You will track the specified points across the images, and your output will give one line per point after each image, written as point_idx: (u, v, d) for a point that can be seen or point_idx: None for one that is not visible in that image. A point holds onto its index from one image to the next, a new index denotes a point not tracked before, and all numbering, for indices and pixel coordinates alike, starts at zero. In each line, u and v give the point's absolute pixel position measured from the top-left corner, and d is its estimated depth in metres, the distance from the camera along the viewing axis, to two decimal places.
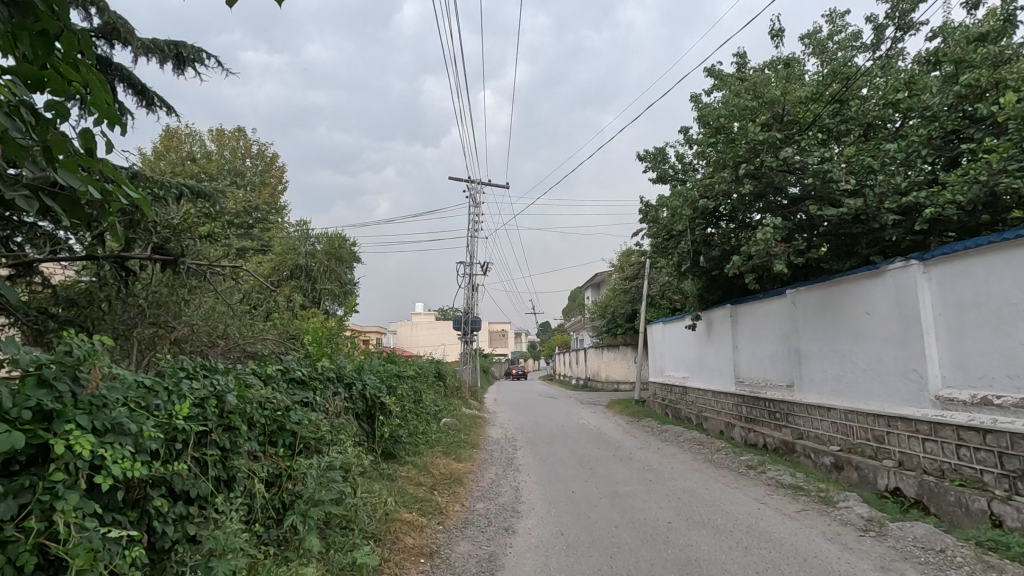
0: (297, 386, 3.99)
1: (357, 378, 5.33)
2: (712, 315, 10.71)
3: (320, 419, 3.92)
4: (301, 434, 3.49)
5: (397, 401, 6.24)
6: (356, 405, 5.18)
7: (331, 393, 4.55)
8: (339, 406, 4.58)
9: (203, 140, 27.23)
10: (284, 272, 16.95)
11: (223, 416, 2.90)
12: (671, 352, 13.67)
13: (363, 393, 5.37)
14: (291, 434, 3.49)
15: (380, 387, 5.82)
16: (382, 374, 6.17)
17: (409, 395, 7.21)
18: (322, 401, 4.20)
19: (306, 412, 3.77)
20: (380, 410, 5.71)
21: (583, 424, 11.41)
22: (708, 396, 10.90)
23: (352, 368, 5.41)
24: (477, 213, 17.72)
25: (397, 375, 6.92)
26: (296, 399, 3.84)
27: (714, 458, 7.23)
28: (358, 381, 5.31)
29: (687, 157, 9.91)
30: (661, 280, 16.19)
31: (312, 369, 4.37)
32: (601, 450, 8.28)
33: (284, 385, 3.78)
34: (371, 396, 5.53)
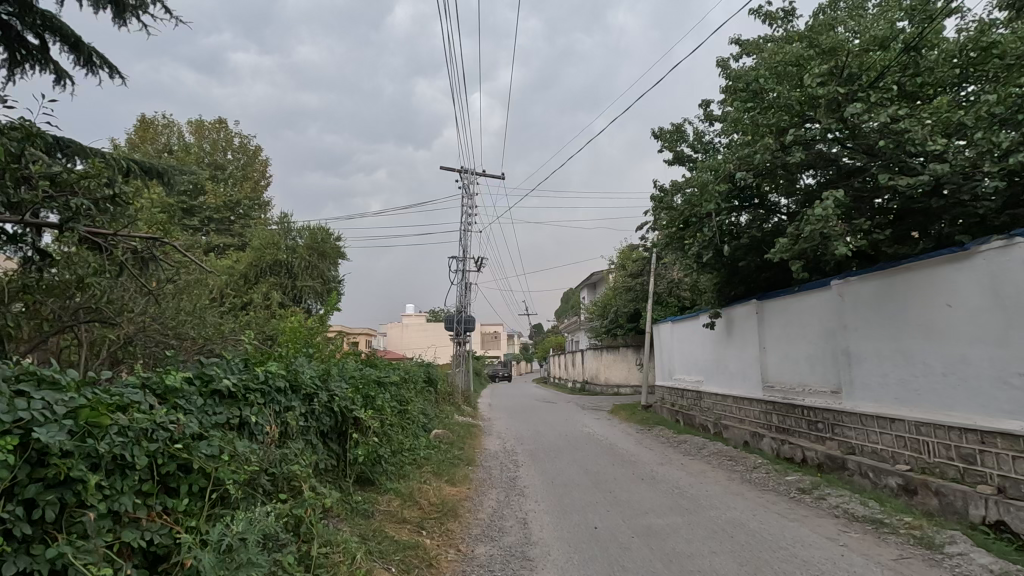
0: (221, 403, 2.96)
1: (323, 388, 4.22)
2: (733, 313, 9.68)
3: (247, 451, 2.89)
4: (217, 474, 2.57)
5: (377, 415, 5.11)
6: (320, 422, 4.05)
7: (279, 410, 3.47)
8: (289, 427, 3.49)
9: (181, 131, 25.90)
10: (261, 268, 15.70)
11: (33, 466, 1.96)
12: (682, 353, 12.63)
13: (332, 406, 4.26)
14: (203, 475, 2.55)
15: (355, 398, 4.69)
16: (359, 382, 5.04)
17: (393, 407, 6.06)
18: (262, 424, 3.17)
19: (230, 441, 2.81)
20: (354, 427, 4.60)
21: (589, 434, 10.30)
22: (729, 402, 9.84)
23: (318, 374, 4.28)
24: (471, 205, 16.59)
25: (378, 383, 5.79)
26: (216, 423, 2.82)
27: (756, 478, 6.12)
28: (324, 392, 4.19)
29: (708, 135, 8.88)
30: (669, 276, 15.13)
31: (250, 376, 3.25)
32: (617, 467, 7.16)
33: (199, 401, 2.77)
34: (343, 410, 4.40)
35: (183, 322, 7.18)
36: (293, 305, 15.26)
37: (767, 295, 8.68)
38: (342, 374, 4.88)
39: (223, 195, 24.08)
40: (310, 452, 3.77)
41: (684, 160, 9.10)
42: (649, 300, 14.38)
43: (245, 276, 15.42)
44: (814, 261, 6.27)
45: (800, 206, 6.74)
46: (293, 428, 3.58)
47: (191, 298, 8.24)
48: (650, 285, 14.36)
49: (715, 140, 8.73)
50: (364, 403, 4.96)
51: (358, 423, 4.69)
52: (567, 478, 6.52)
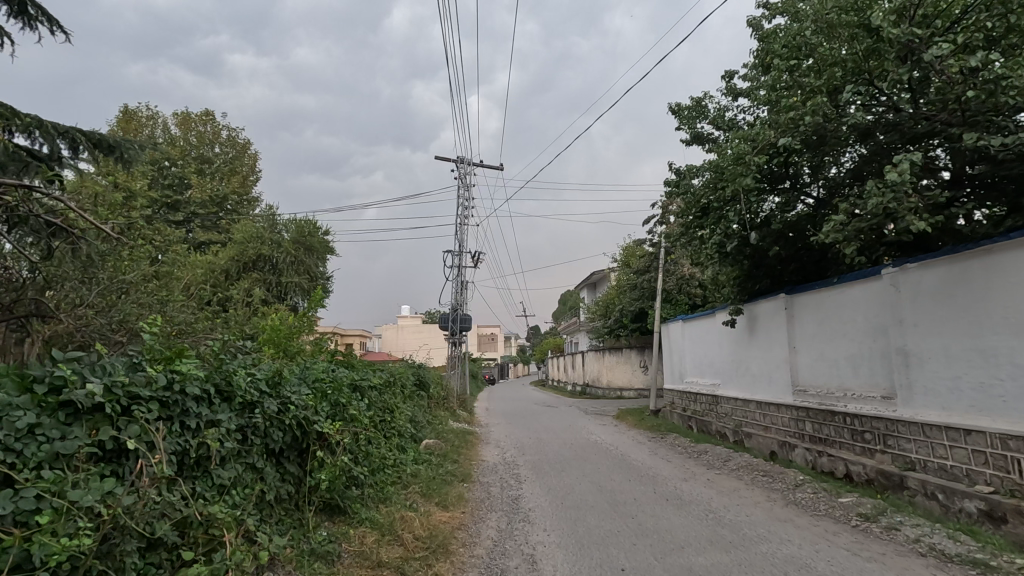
0: (78, 420, 2.26)
1: (272, 395, 3.34)
2: (756, 309, 8.80)
3: (100, 499, 2.15)
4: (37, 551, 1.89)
5: (349, 427, 4.17)
6: (265, 440, 3.18)
7: (191, 427, 2.66)
8: (209, 450, 2.65)
9: (166, 124, 24.90)
10: (244, 263, 14.73)
11: None
12: (694, 354, 11.75)
13: (288, 417, 3.38)
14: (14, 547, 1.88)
15: (319, 407, 3.77)
16: (333, 385, 4.14)
17: (374, 414, 5.12)
18: (154, 442, 2.44)
19: (76, 487, 2.10)
20: (319, 443, 3.70)
21: (597, 443, 9.38)
22: (751, 408, 8.95)
23: (268, 376, 3.37)
24: (468, 197, 15.67)
25: (357, 389, 4.86)
26: (57, 458, 2.12)
27: (803, 498, 5.19)
28: (272, 399, 3.31)
29: (732, 110, 8.03)
30: (679, 272, 14.19)
31: (130, 384, 2.44)
32: (635, 484, 6.24)
33: (26, 427, 2.07)
34: (301, 422, 3.51)
35: (133, 316, 6.25)
36: (277, 303, 14.29)
37: (798, 288, 7.81)
38: (306, 375, 3.96)
39: (210, 189, 23.08)
40: (244, 484, 2.91)
41: (703, 140, 8.26)
42: (658, 298, 13.47)
43: (227, 272, 14.45)
44: (870, 242, 5.37)
45: (848, 181, 5.91)
46: (218, 453, 2.75)
47: (149, 291, 7.28)
48: (659, 281, 13.45)
49: (739, 117, 7.90)
50: (335, 413, 4.05)
51: (323, 437, 3.77)
52: (578, 498, 5.61)
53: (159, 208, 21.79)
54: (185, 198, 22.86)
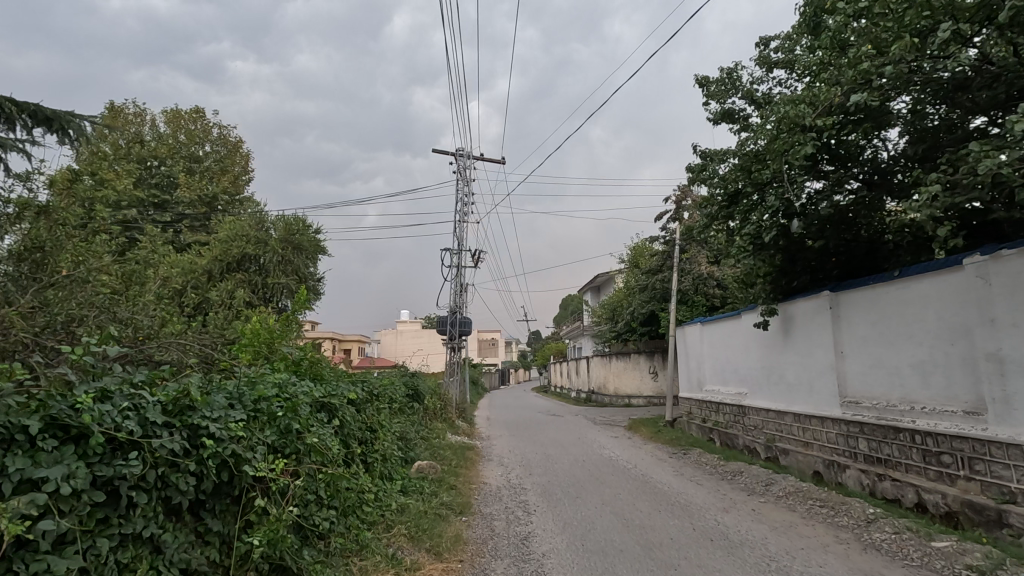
0: None
1: (173, 429, 2.48)
2: (792, 310, 7.81)
3: None
4: None
5: (306, 463, 3.21)
6: (159, 495, 2.36)
7: None
8: (7, 539, 1.78)
9: (154, 121, 23.95)
10: (228, 263, 13.73)
11: None
12: (716, 360, 10.74)
13: (198, 459, 2.55)
14: None
15: (257, 438, 2.87)
16: (284, 405, 3.22)
17: (344, 440, 4.10)
18: None
19: None
20: (257, 489, 2.80)
21: (613, 460, 8.38)
22: (786, 421, 7.94)
23: (169, 400, 2.54)
24: (469, 192, 14.67)
25: (322, 409, 3.88)
26: None
27: (885, 541, 4.17)
28: (174, 434, 2.46)
29: (766, 81, 7.12)
30: (695, 272, 13.16)
31: None
32: (666, 516, 5.22)
33: None
34: (225, 464, 2.66)
35: (68, 318, 5.25)
36: (262, 306, 13.27)
37: (845, 285, 6.82)
38: (242, 392, 3.04)
39: (198, 188, 22.09)
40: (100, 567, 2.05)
41: (734, 116, 7.34)
42: (673, 299, 12.48)
43: (209, 273, 13.47)
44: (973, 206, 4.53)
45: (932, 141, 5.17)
46: (30, 532, 1.87)
47: (101, 289, 6.31)
48: (673, 280, 12.46)
49: (775, 89, 6.99)
50: (285, 444, 3.13)
51: (263, 481, 2.87)
52: (601, 537, 4.60)
53: (145, 208, 20.87)
54: (173, 198, 21.86)
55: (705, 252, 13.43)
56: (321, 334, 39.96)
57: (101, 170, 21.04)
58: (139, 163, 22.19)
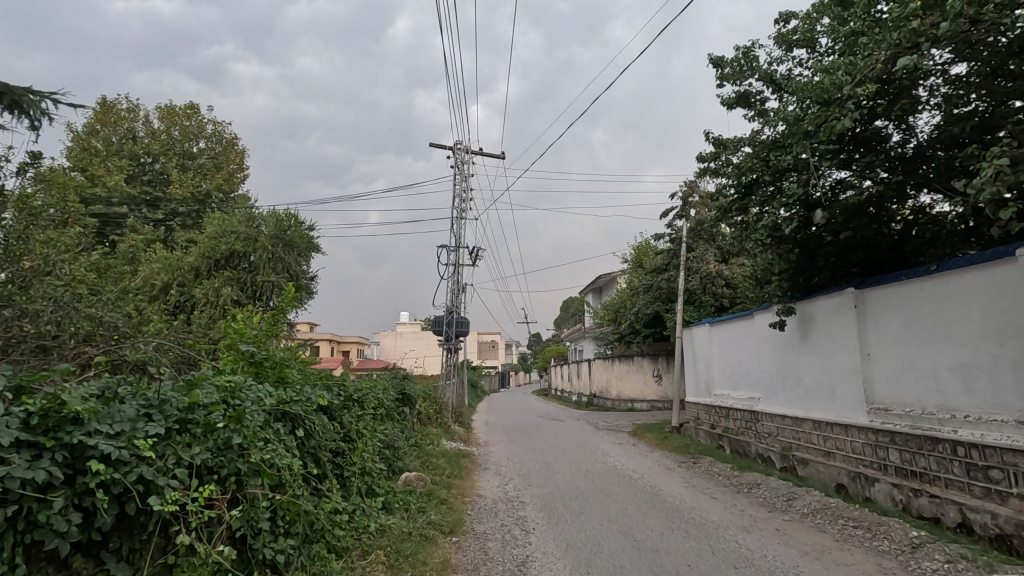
0: None
1: (43, 452, 2.12)
2: (809, 309, 7.26)
3: None
4: None
5: (246, 488, 2.78)
6: (19, 541, 2.00)
7: None
8: None
9: (147, 117, 23.45)
10: (216, 260, 13.22)
11: None
12: (726, 363, 10.19)
13: (82, 490, 2.19)
14: None
15: (172, 461, 2.49)
16: (225, 415, 2.82)
17: (309, 453, 3.54)
18: None
19: None
20: (172, 524, 2.42)
21: (618, 470, 7.84)
22: (805, 429, 7.38)
23: (54, 413, 2.21)
24: (467, 187, 14.14)
25: (280, 417, 3.33)
26: None
27: (937, 572, 3.62)
28: (50, 460, 2.11)
29: (787, 60, 6.59)
30: (703, 271, 12.59)
31: None
32: (678, 536, 4.70)
33: None
34: (125, 497, 2.30)
35: (14, 314, 4.72)
36: (250, 304, 12.74)
37: (872, 281, 6.28)
38: (164, 401, 2.68)
39: (191, 185, 21.59)
40: None
41: (750, 100, 6.81)
42: (679, 299, 11.93)
43: (196, 270, 12.95)
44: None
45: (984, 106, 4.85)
46: None
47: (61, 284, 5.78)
48: (680, 280, 11.92)
49: (796, 70, 6.46)
50: (223, 462, 2.71)
51: (181, 516, 2.48)
52: (609, 562, 4.06)
53: (136, 205, 20.37)
54: (164, 194, 21.37)
55: (713, 250, 12.88)
56: (319, 335, 39.41)
57: (91, 166, 20.55)
58: (131, 159, 21.70)
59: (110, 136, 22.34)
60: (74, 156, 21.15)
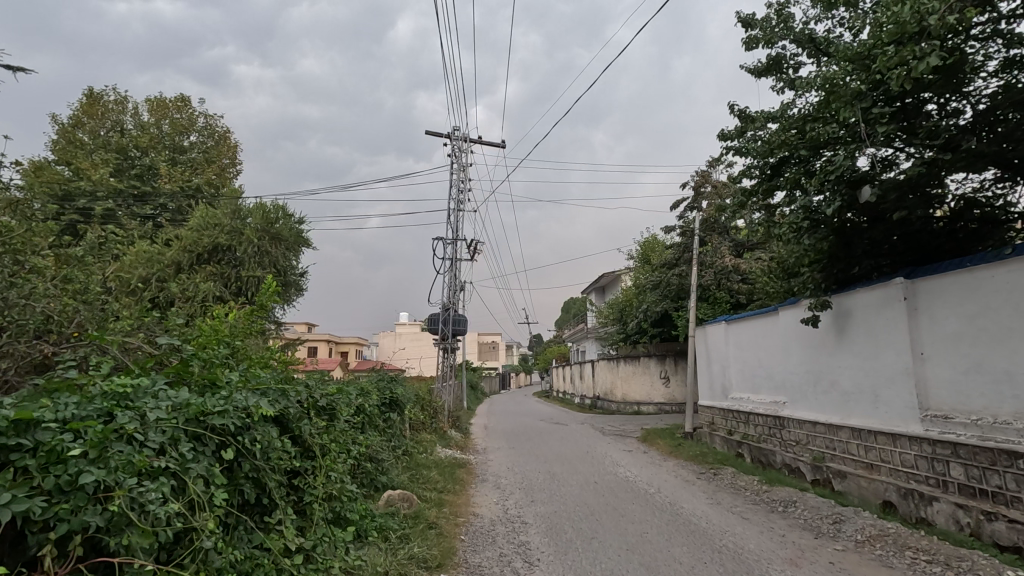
0: None
1: None
2: (846, 303, 6.46)
3: None
4: None
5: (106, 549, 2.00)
6: None
7: None
8: None
9: (137, 109, 22.71)
10: (198, 254, 12.47)
11: None
12: (745, 364, 9.38)
13: None
14: None
15: None
16: (86, 439, 2.07)
17: (245, 480, 2.73)
18: None
19: None
20: None
21: (631, 482, 7.05)
22: (841, 438, 6.58)
23: None
24: (465, 178, 13.35)
25: (196, 439, 2.52)
26: None
27: None
28: None
29: (827, 21, 5.80)
30: (717, 266, 11.80)
31: None
32: (710, 569, 3.93)
33: None
34: None
35: None
36: (234, 301, 11.97)
37: (925, 270, 5.48)
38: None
39: (180, 179, 20.84)
40: None
41: (783, 66, 6.05)
42: (691, 295, 11.12)
43: (176, 265, 12.19)
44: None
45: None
46: None
47: None
48: (692, 275, 11.12)
49: (837, 31, 5.66)
50: (67, 512, 1.94)
51: None
52: None
53: (123, 199, 19.61)
54: (153, 189, 20.65)
55: (728, 244, 12.08)
56: (316, 335, 38.65)
57: (76, 160, 19.85)
58: (119, 153, 21.02)
59: (98, 129, 21.65)
60: (60, 150, 20.45)
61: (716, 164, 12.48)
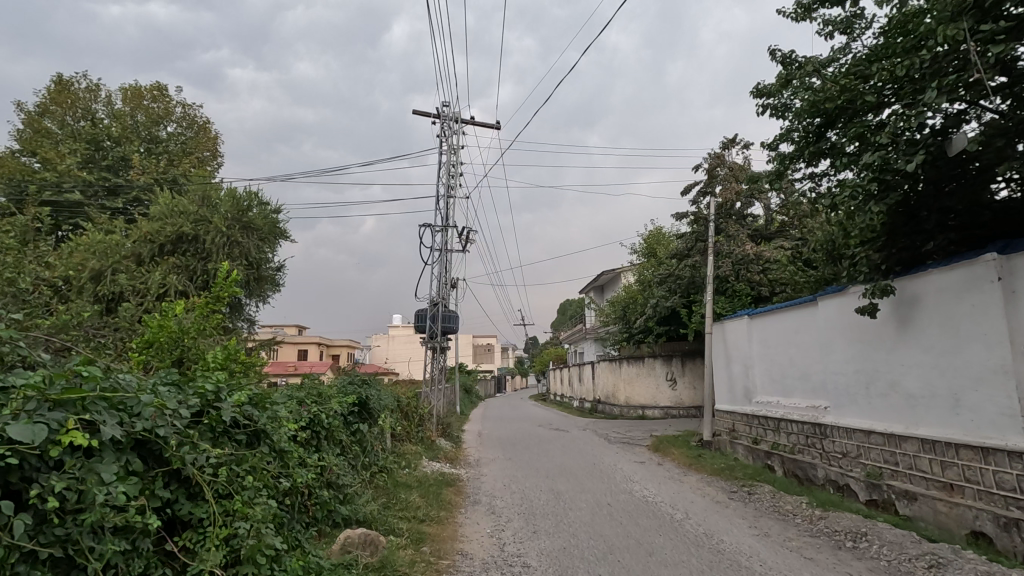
0: None
1: None
2: (912, 288, 5.34)
3: None
4: None
5: None
6: None
7: None
8: None
9: (109, 97, 21.41)
10: (160, 245, 11.22)
11: None
12: (773, 364, 8.26)
13: None
14: None
15: None
16: None
17: (29, 568, 1.73)
18: None
19: None
20: None
21: (654, 503, 5.91)
22: (908, 452, 5.44)
23: None
24: (457, 161, 12.18)
25: None
26: None
27: None
28: None
29: None
30: (733, 258, 10.68)
31: None
32: None
33: None
34: None
35: None
36: (198, 296, 10.74)
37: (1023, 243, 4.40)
38: None
39: (154, 171, 19.57)
40: None
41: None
42: (707, 288, 9.99)
43: (136, 256, 10.96)
44: None
45: None
46: None
47: None
48: (707, 266, 10.00)
49: None
50: None
51: None
52: None
53: (89, 191, 18.29)
54: (125, 181, 19.37)
55: (745, 232, 10.97)
56: (305, 338, 37.41)
57: (41, 149, 18.57)
58: (89, 143, 19.75)
59: (67, 118, 20.35)
60: (26, 140, 19.19)
61: (730, 146, 11.39)
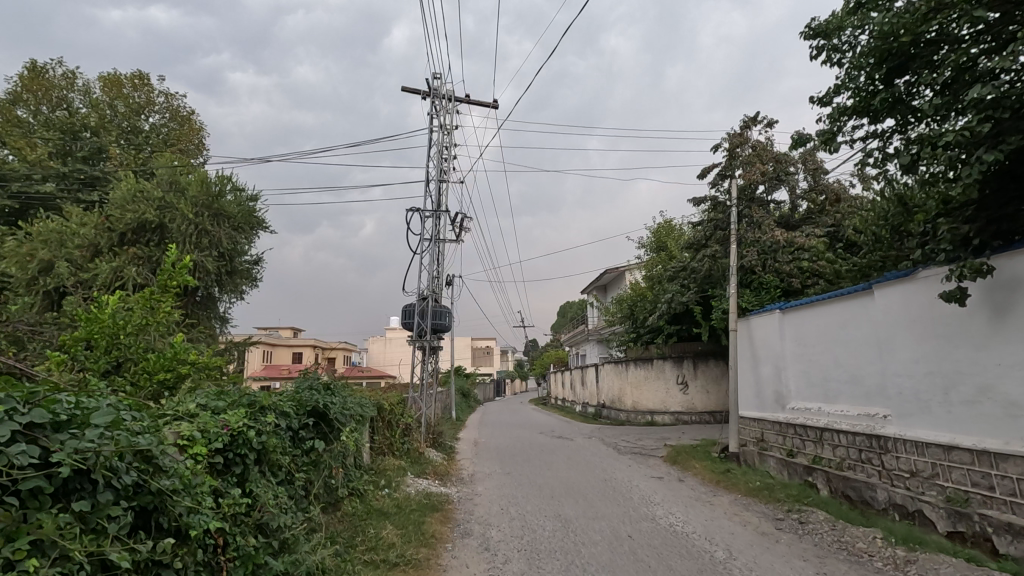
0: None
1: None
2: (1015, 268, 4.23)
3: None
4: None
5: None
6: None
7: None
8: None
9: (86, 86, 20.31)
10: (121, 234, 10.11)
11: None
12: (812, 365, 7.12)
13: None
14: None
15: None
16: None
17: None
18: None
19: None
20: None
21: (684, 534, 4.81)
22: (1009, 474, 4.31)
23: None
24: (450, 141, 11.10)
25: None
26: None
27: None
28: None
29: None
30: (757, 248, 9.58)
31: None
32: None
33: None
34: None
35: None
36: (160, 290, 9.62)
37: None
38: None
39: (133, 162, 18.48)
40: None
41: None
42: (731, 280, 8.88)
43: (92, 245, 9.84)
44: None
45: None
46: None
47: None
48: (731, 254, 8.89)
49: None
50: None
51: None
52: None
53: (62, 182, 17.17)
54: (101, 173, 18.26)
55: (771, 219, 9.86)
56: (298, 341, 36.32)
57: (12, 139, 17.48)
58: (64, 133, 18.67)
59: (41, 106, 19.22)
60: None
61: (752, 123, 10.32)
